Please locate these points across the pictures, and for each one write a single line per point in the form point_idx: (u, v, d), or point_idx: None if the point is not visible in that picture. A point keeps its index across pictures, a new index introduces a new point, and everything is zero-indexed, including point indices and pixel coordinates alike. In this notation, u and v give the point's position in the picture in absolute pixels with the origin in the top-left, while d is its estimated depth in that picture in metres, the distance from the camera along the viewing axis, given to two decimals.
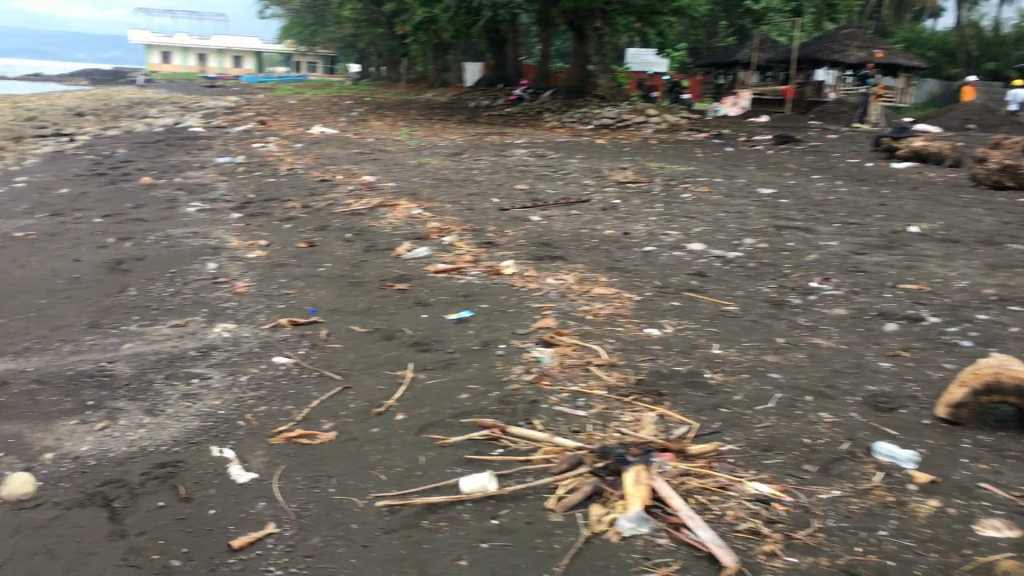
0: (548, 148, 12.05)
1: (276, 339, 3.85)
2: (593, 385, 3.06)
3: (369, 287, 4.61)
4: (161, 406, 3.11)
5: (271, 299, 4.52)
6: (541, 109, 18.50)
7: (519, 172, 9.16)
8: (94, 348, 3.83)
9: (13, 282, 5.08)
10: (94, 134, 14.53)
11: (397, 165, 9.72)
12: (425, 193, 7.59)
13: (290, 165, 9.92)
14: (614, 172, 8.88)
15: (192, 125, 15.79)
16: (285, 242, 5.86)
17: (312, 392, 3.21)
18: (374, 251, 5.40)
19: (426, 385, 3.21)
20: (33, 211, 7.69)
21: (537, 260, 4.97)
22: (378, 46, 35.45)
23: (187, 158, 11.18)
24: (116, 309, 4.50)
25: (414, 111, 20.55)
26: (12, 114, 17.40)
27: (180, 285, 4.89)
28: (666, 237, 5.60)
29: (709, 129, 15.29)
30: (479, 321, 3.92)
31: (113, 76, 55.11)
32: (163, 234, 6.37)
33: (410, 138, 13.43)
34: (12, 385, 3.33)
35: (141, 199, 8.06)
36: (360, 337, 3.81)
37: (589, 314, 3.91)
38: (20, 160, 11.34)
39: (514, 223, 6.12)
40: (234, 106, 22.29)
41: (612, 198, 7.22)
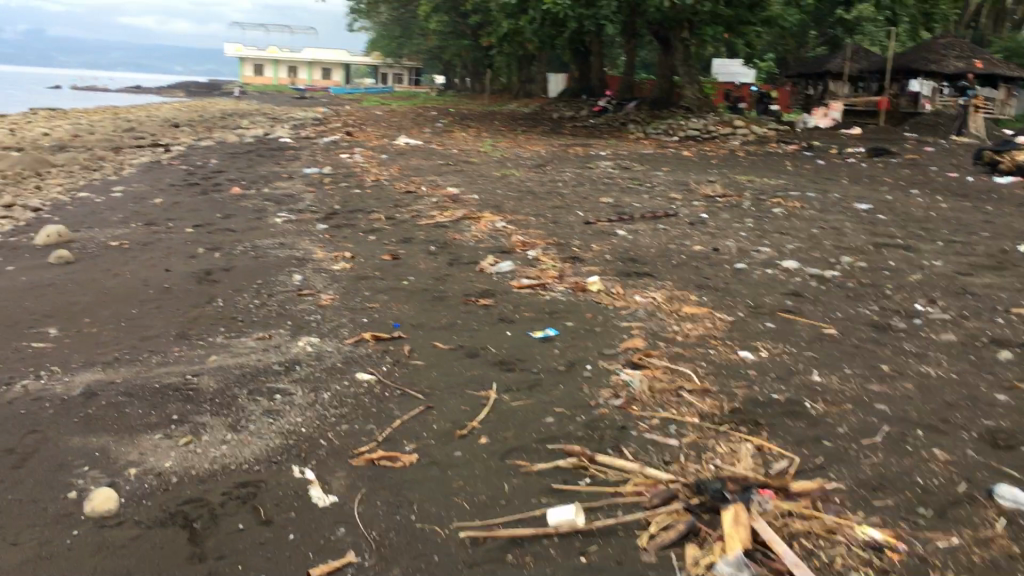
0: (634, 160, 11.90)
1: (359, 355, 3.81)
2: (685, 412, 2.92)
3: (452, 302, 4.55)
4: (244, 422, 3.08)
5: (354, 313, 4.50)
6: (626, 120, 18.33)
7: (604, 184, 9.03)
8: (181, 360, 3.85)
9: (106, 291, 5.17)
10: (188, 144, 14.94)
11: (482, 176, 9.70)
12: (509, 205, 7.53)
13: (376, 175, 9.99)
14: (702, 184, 8.69)
15: (282, 136, 16.10)
16: (370, 254, 5.86)
17: (395, 411, 3.15)
18: (458, 265, 5.34)
19: (511, 406, 3.11)
20: (128, 220, 7.88)
21: (624, 276, 4.84)
22: (464, 57, 35.79)
23: (276, 168, 11.37)
24: (203, 320, 4.52)
25: (498, 122, 20.60)
26: (111, 125, 18.00)
27: (266, 297, 4.91)
28: (758, 254, 5.41)
29: (799, 141, 14.91)
30: (564, 339, 3.81)
31: (208, 87, 56.92)
32: (251, 244, 6.43)
33: (494, 149, 13.43)
34: (100, 396, 3.36)
35: (231, 209, 8.20)
36: (443, 355, 3.74)
37: (680, 335, 3.76)
38: (118, 170, 11.70)
39: (600, 237, 6.01)
40: (321, 117, 22.68)
41: (700, 212, 7.04)
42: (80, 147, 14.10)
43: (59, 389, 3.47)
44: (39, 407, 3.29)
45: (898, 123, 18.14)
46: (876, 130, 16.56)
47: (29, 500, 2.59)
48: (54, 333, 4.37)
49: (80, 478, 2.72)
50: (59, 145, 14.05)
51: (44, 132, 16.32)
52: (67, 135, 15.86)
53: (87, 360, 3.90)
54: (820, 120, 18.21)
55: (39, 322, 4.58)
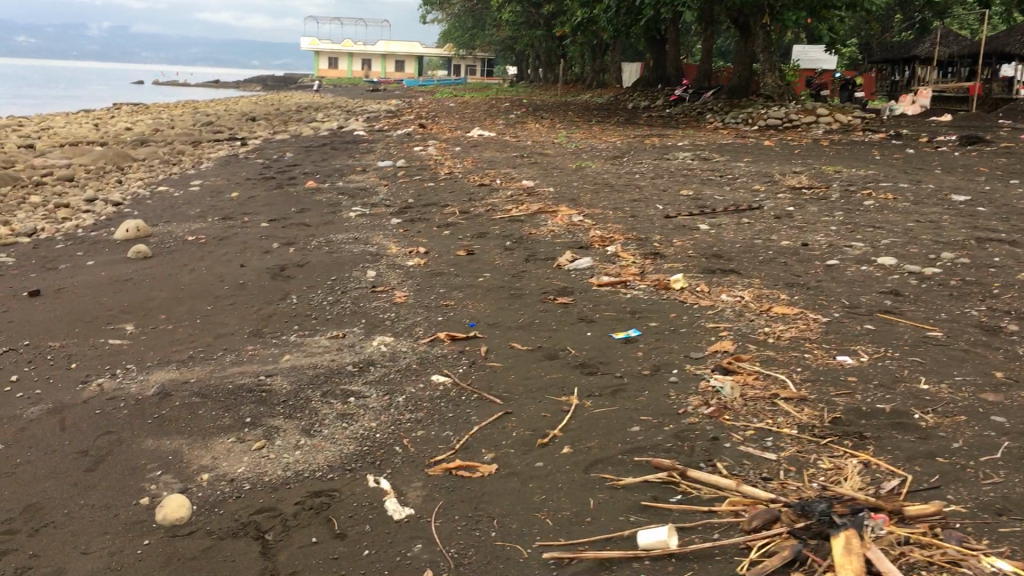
0: (713, 150, 11.57)
1: (434, 356, 3.69)
2: (781, 422, 2.72)
3: (529, 300, 4.40)
4: (317, 426, 2.99)
5: (429, 311, 4.39)
6: (703, 110, 17.95)
7: (683, 175, 8.80)
8: (255, 359, 3.79)
9: (182, 287, 5.17)
10: (265, 138, 15.08)
11: (557, 168, 9.54)
12: (585, 198, 7.36)
13: (450, 168, 9.92)
14: (786, 176, 8.38)
15: (356, 129, 16.19)
16: (444, 249, 5.75)
17: (472, 417, 3.01)
18: (535, 261, 5.20)
19: (593, 413, 2.95)
20: (205, 214, 7.94)
21: (708, 273, 4.63)
22: (537, 48, 35.69)
23: (351, 161, 11.40)
24: (277, 318, 4.47)
25: (571, 112, 20.38)
26: (190, 119, 18.34)
27: (340, 293, 4.84)
28: (851, 250, 5.14)
29: (885, 130, 14.38)
30: (647, 341, 3.63)
31: (284, 81, 58.00)
32: (325, 239, 6.39)
33: (568, 141, 13.27)
34: (174, 396, 3.30)
35: (305, 203, 8.20)
36: (521, 357, 3.59)
37: (771, 336, 3.55)
38: (196, 164, 11.85)
39: (682, 232, 5.79)
40: (394, 109, 22.79)
41: (786, 205, 6.76)
42: (161, 141, 14.35)
43: (134, 389, 3.43)
44: (114, 407, 3.25)
45: (991, 110, 17.38)
46: (967, 117, 15.89)
47: (101, 506, 2.53)
48: (131, 329, 4.36)
49: (153, 483, 2.65)
50: (140, 140, 14.32)
51: (126, 127, 16.70)
52: (148, 129, 16.18)
53: (162, 358, 3.87)
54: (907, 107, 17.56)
55: (117, 318, 4.58)
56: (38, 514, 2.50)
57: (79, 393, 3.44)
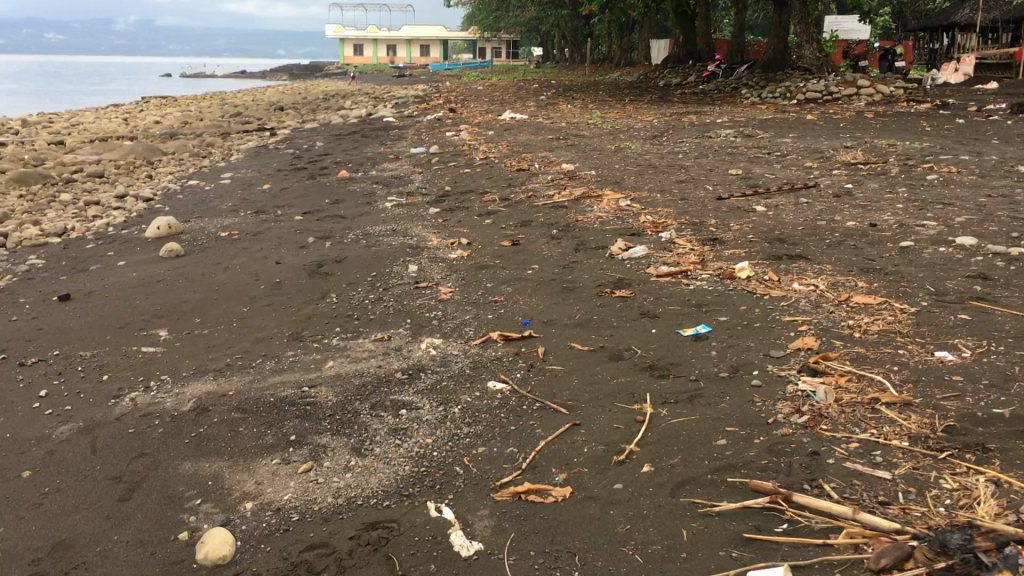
0: (754, 127, 11.17)
1: (488, 359, 3.43)
2: (887, 433, 2.42)
3: (585, 294, 4.12)
4: (367, 444, 2.73)
5: (478, 308, 4.12)
6: (738, 86, 17.42)
7: (728, 153, 8.46)
8: (296, 366, 3.54)
9: (217, 288, 4.94)
10: (294, 128, 14.90)
11: (595, 150, 9.24)
12: (630, 181, 7.04)
13: (485, 153, 9.64)
14: (837, 151, 8.02)
15: (385, 115, 15.96)
16: (488, 240, 5.48)
17: (537, 430, 2.74)
18: (585, 251, 4.90)
19: (671, 424, 2.67)
20: (238, 209, 7.73)
21: (775, 260, 4.32)
22: (563, 28, 35.26)
23: (382, 149, 11.16)
24: (318, 320, 4.22)
25: (602, 92, 19.99)
26: (219, 111, 18.22)
27: (381, 291, 4.58)
28: (924, 230, 4.80)
29: (931, 100, 13.87)
30: (720, 338, 3.33)
31: (310, 70, 57.98)
32: (362, 232, 6.15)
33: (603, 120, 12.93)
34: (212, 412, 3.06)
35: (339, 194, 7.96)
36: (583, 359, 3.32)
37: (857, 331, 3.24)
38: (227, 156, 11.67)
39: (738, 215, 5.47)
40: (422, 94, 22.53)
41: (844, 182, 6.41)
42: (190, 134, 14.20)
43: (170, 403, 3.20)
44: (148, 425, 3.02)
45: None
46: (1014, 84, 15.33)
47: (136, 543, 2.29)
48: (165, 336, 4.13)
49: (192, 515, 2.41)
50: (170, 133, 14.18)
51: (155, 121, 16.58)
52: (178, 122, 16.04)
53: (198, 367, 3.63)
54: (951, 76, 16.98)
55: (150, 323, 4.36)
56: (68, 555, 2.27)
57: (112, 409, 3.21)
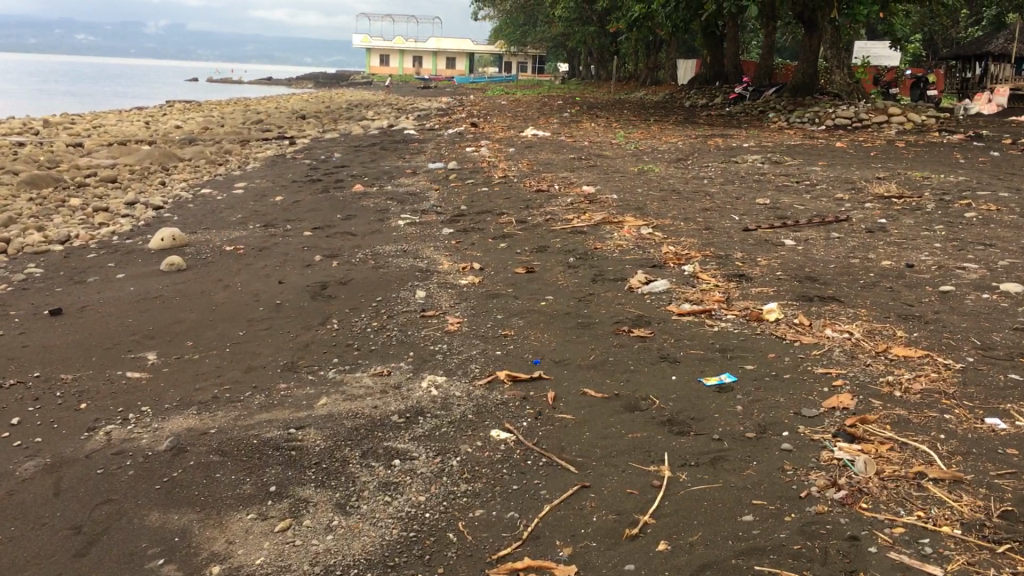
0: (782, 153, 10.90)
1: (493, 404, 3.17)
2: (937, 517, 2.14)
3: (600, 331, 3.86)
4: (353, 501, 2.48)
5: (486, 343, 3.87)
6: (765, 109, 17.11)
7: (755, 180, 8.18)
8: (286, 402, 3.30)
9: (215, 308, 4.72)
10: (313, 137, 14.74)
11: (617, 172, 8.98)
12: (652, 207, 6.78)
13: (504, 171, 9.42)
14: (869, 182, 7.72)
15: (406, 127, 15.78)
16: (501, 266, 5.22)
17: (541, 492, 2.47)
18: (603, 282, 4.65)
19: (690, 492, 2.39)
20: (247, 221, 7.52)
21: (805, 301, 4.05)
22: (589, 45, 35.13)
23: (401, 163, 10.95)
24: (315, 348, 3.98)
25: (626, 111, 19.75)
26: (241, 118, 18.10)
27: (386, 318, 4.34)
28: (965, 273, 4.50)
29: (963, 130, 13.54)
30: (746, 390, 3.06)
31: (336, 78, 58.16)
32: (372, 252, 5.92)
33: (626, 141, 12.69)
34: (190, 454, 2.83)
35: (353, 209, 7.74)
36: (596, 407, 3.06)
37: (898, 388, 2.96)
38: (244, 165, 11.51)
39: (765, 249, 5.19)
40: (444, 106, 22.38)
41: (877, 217, 6.12)
42: (209, 140, 14.07)
43: (145, 441, 2.97)
44: (119, 466, 2.79)
45: None
46: None
47: None
48: (154, 361, 3.92)
49: None
50: (189, 139, 14.05)
51: (176, 126, 16.48)
52: (199, 128, 15.92)
53: (183, 399, 3.41)
54: (985, 108, 16.69)
55: (140, 346, 4.14)
56: None
57: (84, 444, 2.99)
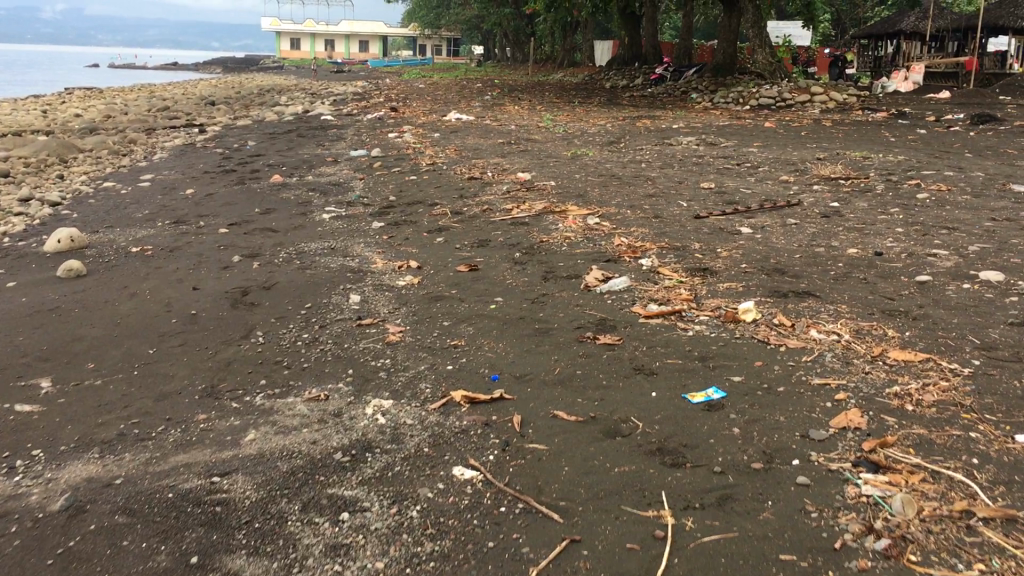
0: (715, 133, 10.65)
1: (451, 434, 2.75)
2: (1003, 571, 1.80)
3: (561, 339, 3.47)
4: (296, 573, 2.03)
5: (434, 356, 3.44)
6: (687, 90, 16.96)
7: (694, 163, 7.89)
8: (206, 440, 2.82)
9: (121, 320, 4.19)
10: (225, 124, 13.99)
11: (550, 157, 8.59)
12: (593, 194, 6.41)
13: (431, 157, 8.95)
14: (811, 163, 7.49)
15: (323, 112, 15.14)
16: (441, 263, 4.78)
17: (524, 551, 2.07)
18: (555, 281, 4.25)
19: (702, 545, 2.01)
20: (156, 217, 6.91)
21: (779, 298, 3.72)
22: (505, 27, 34.68)
23: (320, 150, 10.38)
24: (238, 367, 3.50)
25: (548, 93, 19.37)
26: (145, 104, 17.14)
27: (318, 329, 3.87)
28: (938, 260, 4.22)
29: (886, 108, 13.54)
30: (739, 408, 2.70)
31: (246, 63, 56.59)
32: (296, 250, 5.41)
33: (553, 123, 12.32)
34: (90, 516, 2.34)
35: (271, 202, 7.19)
36: (572, 434, 2.66)
37: (909, 400, 2.63)
38: (151, 155, 10.77)
39: (722, 238, 4.86)
40: (361, 91, 21.70)
41: (828, 200, 5.86)
42: (112, 129, 13.22)
43: (36, 499, 2.46)
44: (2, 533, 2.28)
45: (986, 85, 16.53)
46: (965, 94, 15.10)
47: None
48: (48, 390, 3.37)
49: None
50: (89, 127, 13.15)
51: (76, 114, 15.50)
52: (100, 116, 14.97)
53: (83, 439, 2.90)
54: (901, 84, 16.67)
55: (31, 371, 3.59)
56: None
57: None
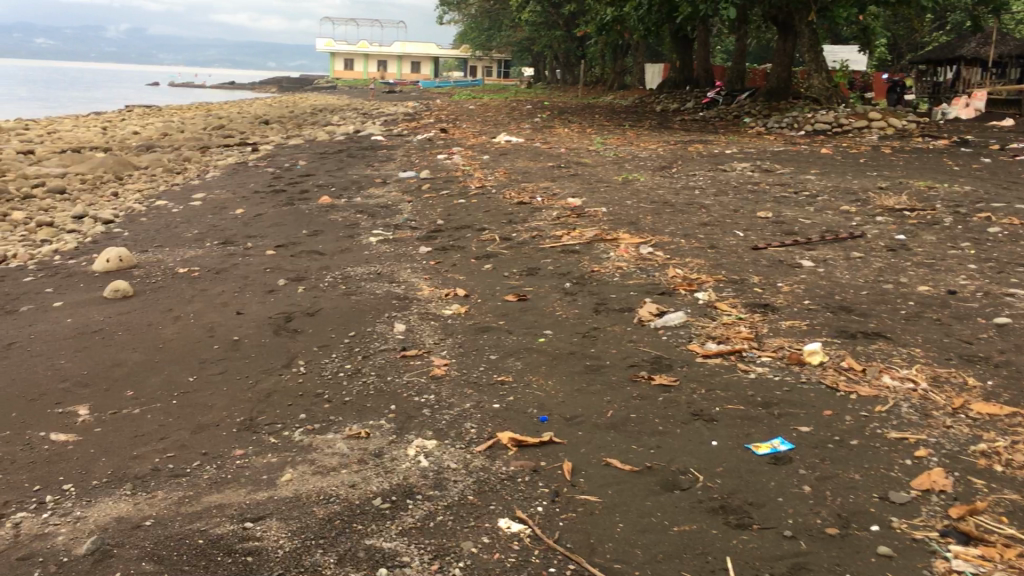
0: (771, 159, 10.40)
1: (498, 480, 2.58)
2: None
3: (614, 378, 3.29)
4: None
5: (480, 393, 3.28)
6: (741, 114, 16.71)
7: (750, 190, 7.66)
8: (242, 478, 2.70)
9: (162, 345, 4.10)
10: (277, 143, 14.05)
11: (601, 182, 8.43)
12: (646, 222, 6.23)
13: (480, 180, 8.83)
14: (873, 192, 7.23)
15: (373, 132, 15.14)
16: (489, 292, 4.64)
17: None
18: (607, 314, 4.08)
19: None
20: (204, 237, 6.87)
21: (846, 338, 3.51)
22: (556, 49, 34.64)
23: (369, 171, 10.33)
24: (278, 399, 3.38)
25: (599, 116, 19.23)
26: (201, 123, 17.32)
27: (361, 360, 3.74)
28: (1016, 301, 3.97)
29: (948, 135, 13.15)
30: (808, 462, 2.52)
31: (300, 83, 57.35)
32: (342, 274, 5.31)
33: (605, 147, 12.14)
34: (116, 562, 2.21)
35: (319, 224, 7.12)
36: (626, 486, 2.48)
37: (998, 460, 2.42)
38: (202, 173, 10.81)
39: (782, 271, 4.65)
40: (412, 112, 21.77)
41: (893, 232, 5.62)
42: (167, 146, 13.35)
43: (63, 539, 2.35)
44: None
45: None
46: None
47: None
48: (85, 418, 3.27)
49: None
50: (145, 145, 13.29)
51: (133, 131, 15.69)
52: (156, 134, 15.15)
53: (116, 473, 2.78)
54: (962, 111, 16.22)
55: (69, 398, 3.49)
56: None
57: None
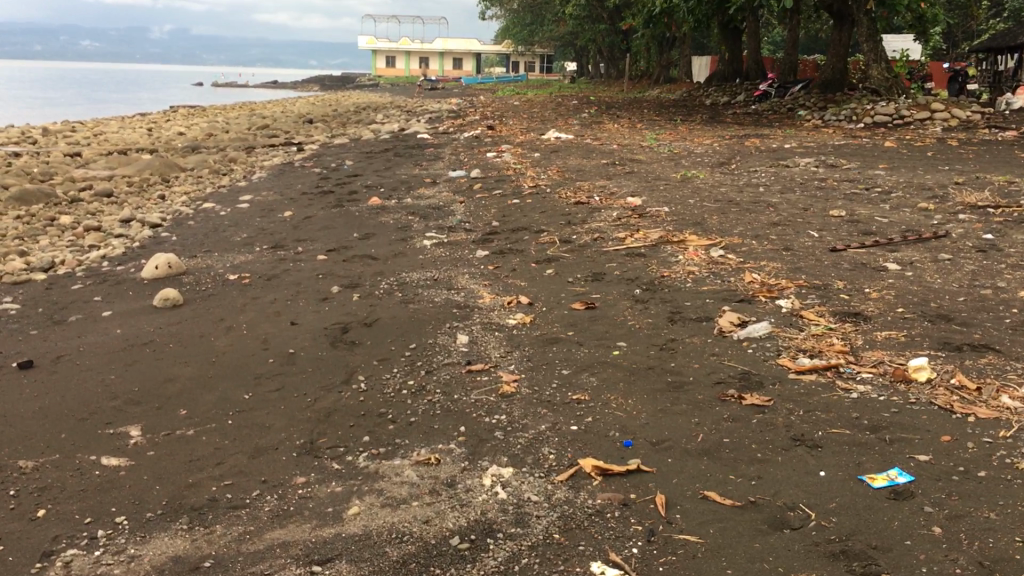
0: (833, 154, 10.03)
1: (585, 517, 2.35)
2: None
3: (700, 397, 3.04)
4: None
5: (556, 413, 3.05)
6: (794, 106, 16.29)
7: (817, 187, 7.34)
8: (305, 511, 2.49)
9: (214, 359, 3.92)
10: (322, 143, 13.95)
11: (659, 180, 8.14)
12: (712, 222, 5.94)
13: (533, 179, 8.60)
14: (949, 189, 6.87)
15: (418, 130, 14.99)
16: (555, 299, 4.41)
17: None
18: (683, 324, 3.83)
19: None
20: (254, 241, 6.73)
21: (951, 352, 3.22)
22: (600, 43, 34.27)
23: (417, 170, 10.14)
24: (339, 419, 3.18)
25: (646, 110, 18.89)
26: (247, 123, 17.29)
27: (424, 376, 3.53)
28: None
29: (1016, 125, 12.64)
30: (933, 498, 2.25)
31: (343, 81, 57.61)
32: (398, 280, 5.12)
33: (657, 143, 11.84)
34: None
35: (370, 226, 6.94)
36: (730, 525, 2.24)
37: None
38: (249, 174, 10.70)
39: (867, 275, 4.36)
40: (457, 109, 21.58)
41: (980, 232, 5.27)
42: (213, 147, 13.29)
43: None
44: None
45: None
46: None
47: None
48: (137, 441, 3.10)
49: None
50: (192, 146, 13.24)
51: (179, 132, 15.70)
52: (202, 134, 15.13)
53: (171, 504, 2.60)
54: None
55: (121, 417, 3.33)
56: None
57: None
